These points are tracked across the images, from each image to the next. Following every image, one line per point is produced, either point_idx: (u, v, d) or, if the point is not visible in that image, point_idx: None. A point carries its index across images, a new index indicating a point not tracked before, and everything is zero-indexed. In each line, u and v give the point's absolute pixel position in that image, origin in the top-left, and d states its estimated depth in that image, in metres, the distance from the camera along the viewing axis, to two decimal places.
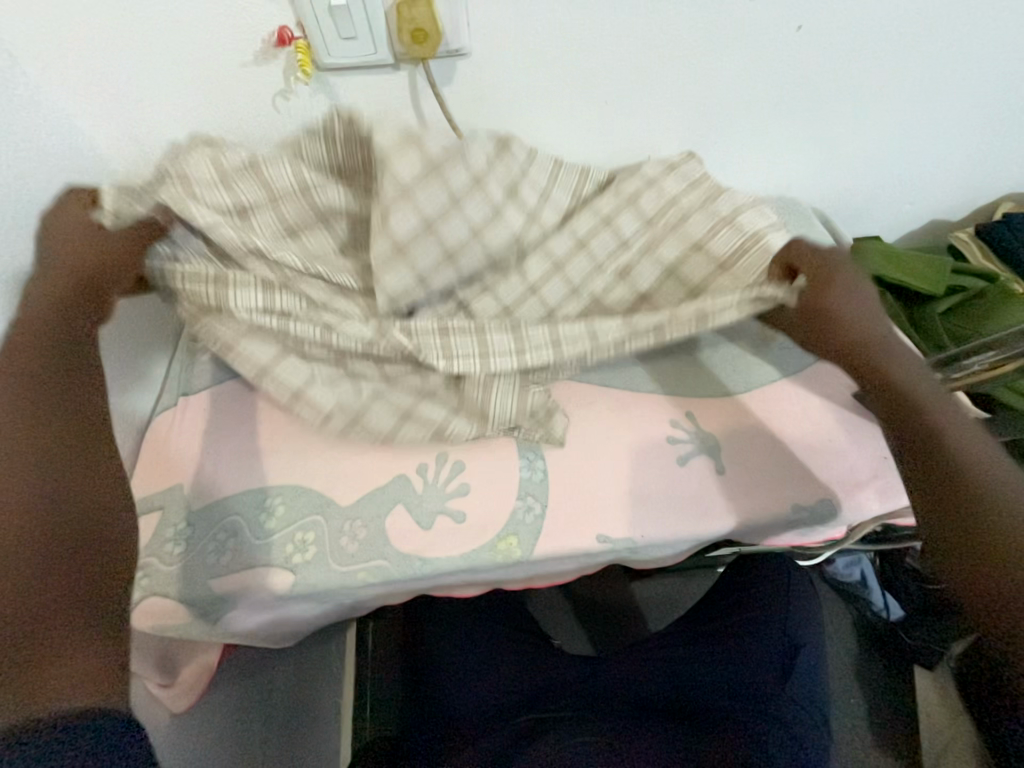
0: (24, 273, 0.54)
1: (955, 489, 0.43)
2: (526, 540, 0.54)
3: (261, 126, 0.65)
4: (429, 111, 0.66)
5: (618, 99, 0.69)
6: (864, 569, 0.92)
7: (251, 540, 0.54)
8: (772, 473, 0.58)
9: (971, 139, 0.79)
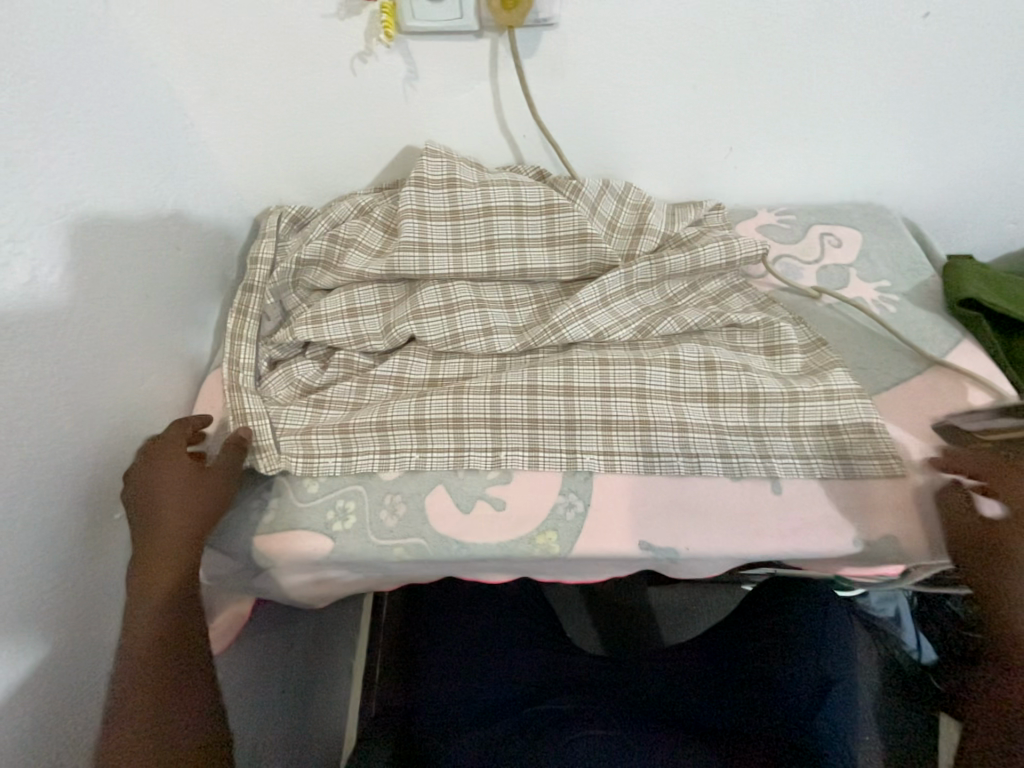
0: (87, 219, 0.52)
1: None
2: (566, 536, 0.53)
3: (336, 90, 0.64)
4: (507, 84, 0.64)
5: (708, 86, 0.65)
6: (899, 607, 0.92)
7: (293, 501, 0.55)
8: (830, 500, 0.55)
9: None
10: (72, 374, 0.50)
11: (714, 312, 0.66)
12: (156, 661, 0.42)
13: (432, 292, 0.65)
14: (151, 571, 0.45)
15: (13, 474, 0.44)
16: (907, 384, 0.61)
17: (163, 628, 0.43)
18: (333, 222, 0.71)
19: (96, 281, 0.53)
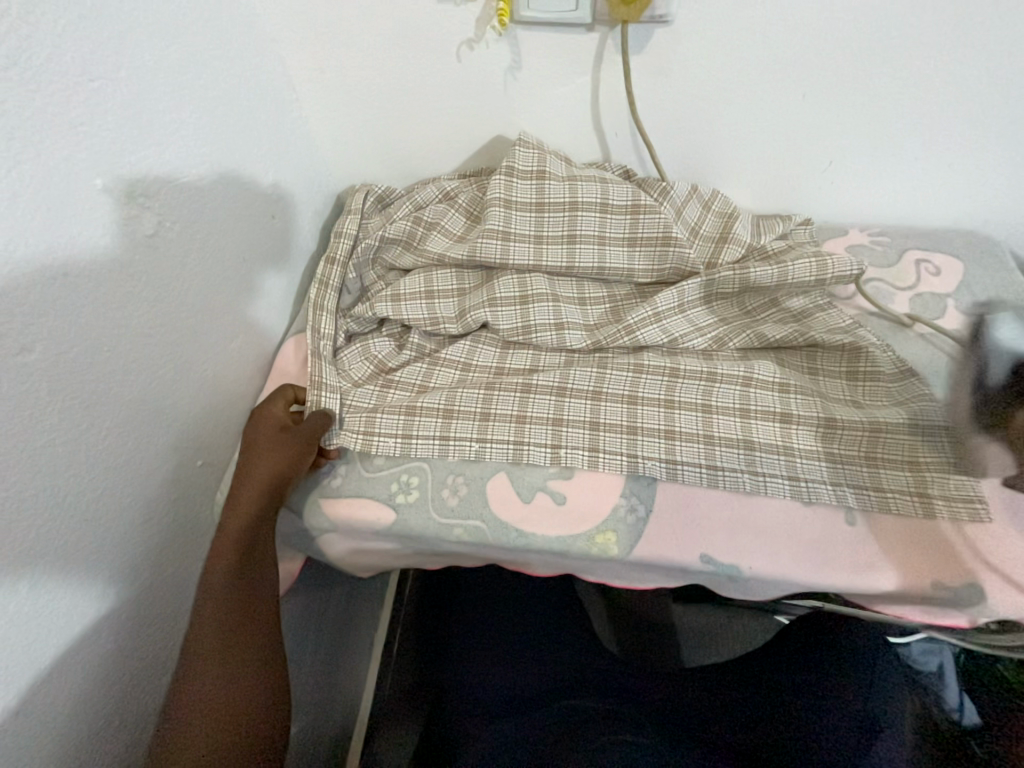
0: (179, 180, 0.50)
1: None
2: (625, 539, 0.53)
3: (439, 75, 0.65)
4: (609, 80, 0.63)
5: (819, 95, 0.62)
6: (943, 660, 0.77)
7: (361, 470, 0.57)
8: (907, 540, 0.52)
9: None
10: (169, 330, 0.51)
11: (795, 330, 0.64)
12: (234, 595, 0.46)
13: (508, 281, 0.66)
14: (230, 515, 0.48)
15: (107, 422, 0.45)
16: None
17: (243, 568, 0.47)
18: (417, 203, 0.72)
19: (191, 243, 0.52)
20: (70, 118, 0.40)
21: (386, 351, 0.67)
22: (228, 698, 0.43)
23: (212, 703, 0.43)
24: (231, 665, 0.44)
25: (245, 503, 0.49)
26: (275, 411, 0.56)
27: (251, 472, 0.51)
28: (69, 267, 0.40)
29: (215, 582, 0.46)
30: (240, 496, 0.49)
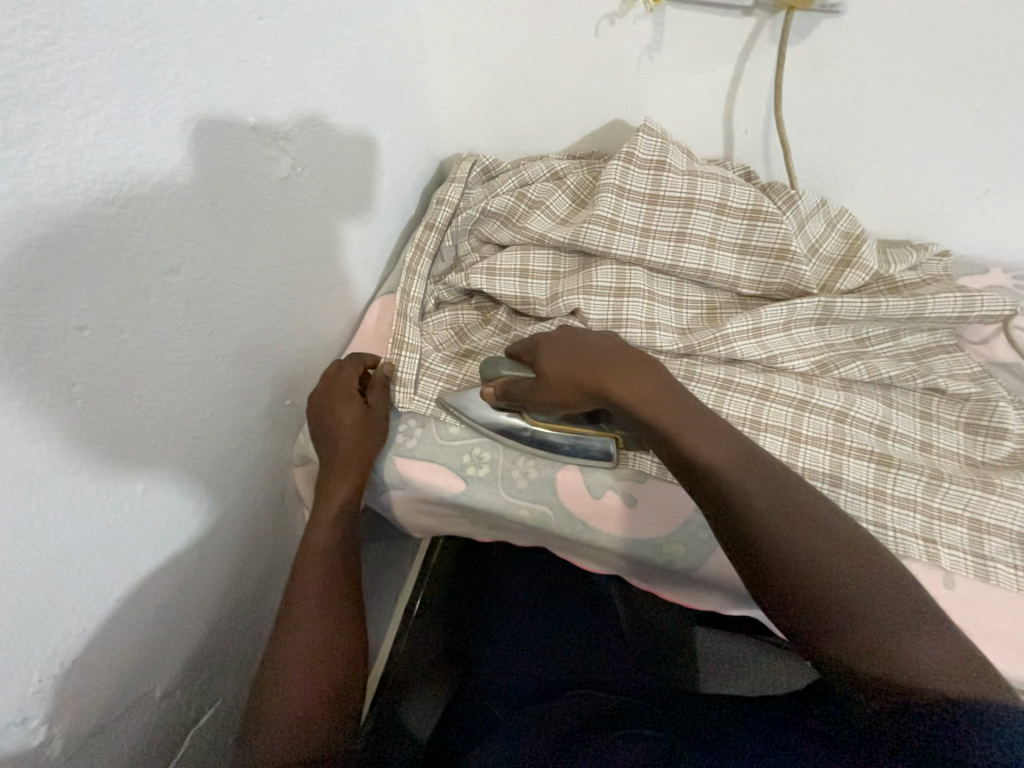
0: (311, 127, 0.51)
1: (843, 609, 0.40)
2: (694, 555, 0.51)
3: (572, 49, 0.63)
4: (754, 70, 0.59)
5: (996, 112, 0.55)
6: None
7: (434, 437, 0.58)
8: (1012, 617, 0.47)
9: None
10: (282, 273, 0.52)
11: (912, 369, 0.58)
12: (331, 557, 0.51)
13: (606, 271, 0.63)
14: (330, 483, 0.54)
15: (221, 353, 0.47)
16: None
17: (340, 535, 0.53)
18: (523, 179, 0.71)
19: (311, 190, 0.54)
20: (239, 53, 0.41)
21: (469, 324, 0.67)
22: (320, 652, 0.47)
23: (307, 653, 0.46)
24: (324, 621, 0.48)
25: (341, 473, 0.54)
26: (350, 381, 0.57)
27: (337, 443, 0.54)
28: (216, 195, 0.42)
29: (316, 543, 0.52)
30: (335, 467, 0.54)
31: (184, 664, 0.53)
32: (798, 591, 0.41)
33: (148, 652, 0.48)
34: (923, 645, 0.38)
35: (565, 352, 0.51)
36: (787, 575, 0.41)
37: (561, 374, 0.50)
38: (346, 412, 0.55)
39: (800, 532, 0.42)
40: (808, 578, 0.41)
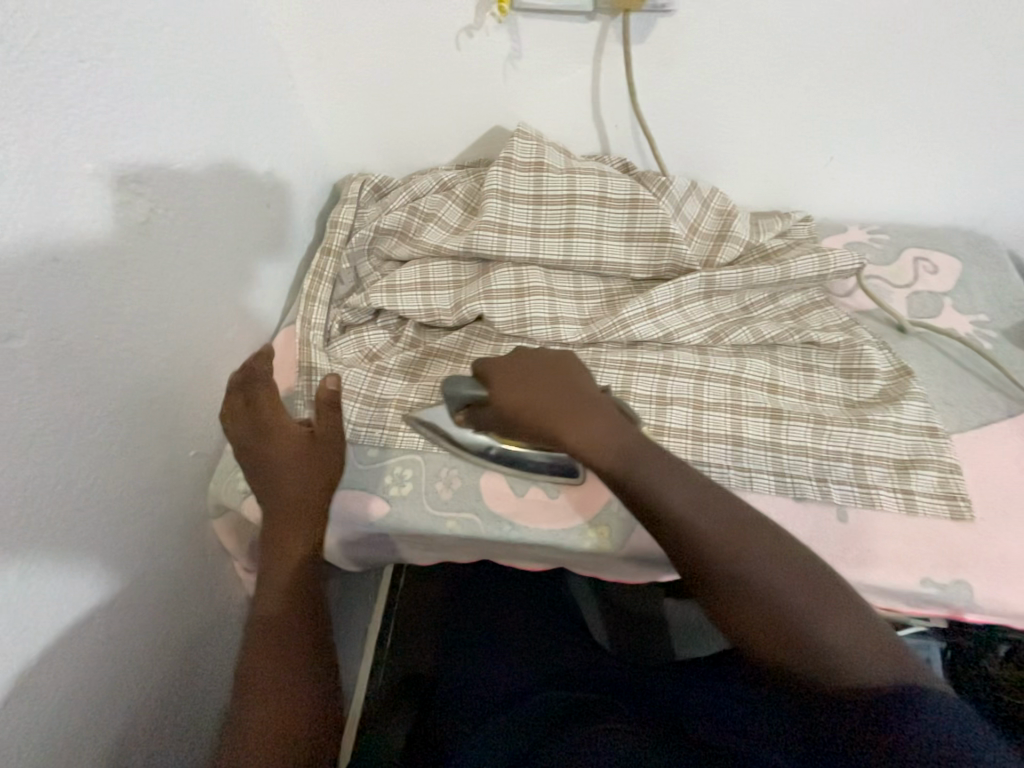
0: (170, 168, 0.49)
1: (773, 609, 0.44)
2: (618, 533, 0.53)
3: (439, 63, 0.64)
4: (609, 71, 0.62)
5: (821, 89, 0.62)
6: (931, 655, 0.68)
7: (354, 463, 0.57)
8: (899, 538, 0.52)
9: None
10: (159, 320, 0.50)
11: (791, 327, 0.64)
12: (292, 589, 0.51)
13: (504, 274, 0.65)
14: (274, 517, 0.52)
15: (97, 414, 0.44)
16: (993, 425, 0.57)
17: (299, 567, 0.51)
18: (415, 193, 0.71)
19: (182, 232, 0.52)
20: (61, 98, 0.39)
21: (379, 344, 0.66)
22: (281, 685, 0.47)
23: (270, 684, 0.47)
24: (287, 652, 0.48)
25: (286, 506, 0.52)
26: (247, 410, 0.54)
27: (260, 478, 0.52)
28: (58, 251, 0.40)
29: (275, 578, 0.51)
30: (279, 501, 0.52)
31: (109, 753, 0.49)
32: (756, 611, 0.44)
33: (59, 747, 0.45)
34: (854, 635, 0.42)
35: (516, 388, 0.54)
36: (715, 583, 0.45)
37: (512, 407, 0.53)
38: (257, 442, 0.52)
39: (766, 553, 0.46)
40: (762, 591, 0.44)
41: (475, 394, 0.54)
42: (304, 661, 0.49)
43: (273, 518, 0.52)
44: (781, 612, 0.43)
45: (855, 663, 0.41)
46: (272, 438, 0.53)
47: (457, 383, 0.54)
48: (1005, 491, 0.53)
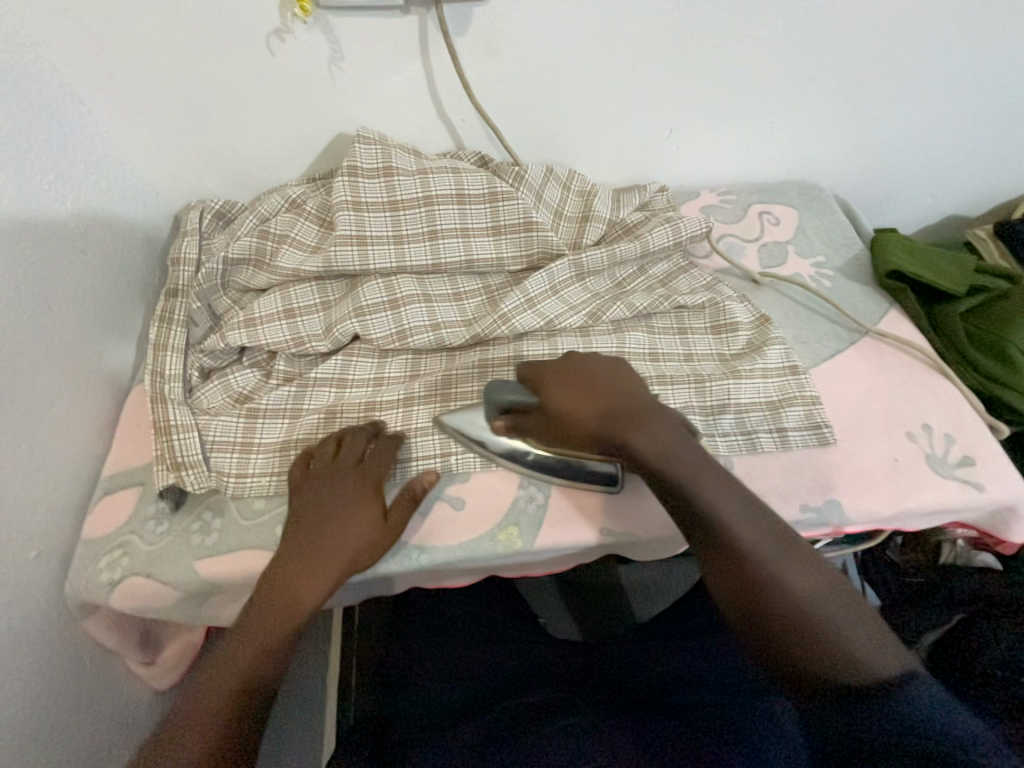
0: None
1: (776, 595, 0.42)
2: (528, 530, 0.52)
3: (256, 74, 0.59)
4: (440, 66, 0.61)
5: (645, 66, 0.65)
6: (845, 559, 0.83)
7: (238, 522, 0.52)
8: (780, 473, 0.56)
9: (989, 133, 0.79)
10: None
11: (662, 295, 0.67)
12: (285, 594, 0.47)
13: (374, 287, 0.62)
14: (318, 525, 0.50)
15: None
16: (843, 354, 0.64)
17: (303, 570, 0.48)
18: (263, 215, 0.66)
19: None
20: None
21: (250, 385, 0.60)
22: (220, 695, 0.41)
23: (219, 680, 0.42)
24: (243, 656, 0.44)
25: (323, 519, 0.50)
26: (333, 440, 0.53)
27: (319, 490, 0.51)
28: None
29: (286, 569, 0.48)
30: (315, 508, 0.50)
31: None
32: (770, 611, 0.41)
33: None
34: (859, 633, 0.40)
35: (571, 390, 0.51)
36: (721, 561, 0.44)
37: (564, 409, 0.50)
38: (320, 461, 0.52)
39: (784, 549, 0.44)
40: (777, 592, 0.42)
41: (523, 396, 0.51)
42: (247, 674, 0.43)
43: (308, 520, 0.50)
44: (794, 614, 0.41)
45: (850, 659, 0.38)
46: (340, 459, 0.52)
47: (501, 384, 0.52)
48: (857, 410, 0.59)
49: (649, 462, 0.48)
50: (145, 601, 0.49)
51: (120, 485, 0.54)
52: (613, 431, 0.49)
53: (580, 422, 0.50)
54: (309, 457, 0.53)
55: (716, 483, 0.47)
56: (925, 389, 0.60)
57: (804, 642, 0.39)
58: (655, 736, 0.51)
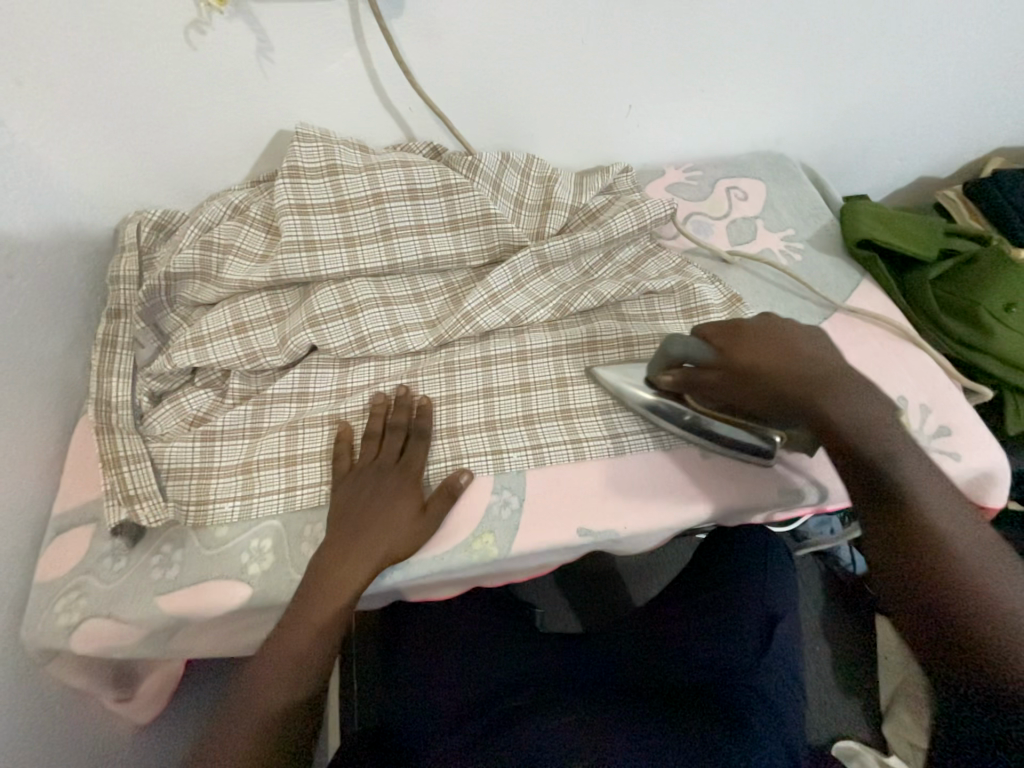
0: None
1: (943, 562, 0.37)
2: (503, 536, 0.51)
3: (179, 72, 0.55)
4: (377, 52, 0.57)
5: (595, 40, 0.61)
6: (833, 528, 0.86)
7: (200, 552, 0.50)
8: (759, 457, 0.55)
9: (954, 89, 0.77)
10: None
11: (630, 281, 0.64)
12: (328, 588, 0.46)
13: (328, 294, 0.59)
14: (362, 518, 0.49)
15: None
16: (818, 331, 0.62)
17: (349, 564, 0.47)
18: (206, 224, 0.62)
19: None
20: None
21: (205, 407, 0.57)
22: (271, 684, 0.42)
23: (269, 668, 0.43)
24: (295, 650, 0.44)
25: (366, 513, 0.49)
26: (373, 432, 0.53)
27: (360, 483, 0.50)
28: None
29: (330, 562, 0.47)
30: (360, 501, 0.49)
31: None
32: (921, 561, 0.38)
33: None
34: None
35: (762, 345, 0.49)
36: (882, 516, 0.41)
37: (746, 367, 0.48)
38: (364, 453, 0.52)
39: (943, 498, 0.41)
40: (934, 542, 0.38)
41: (700, 354, 0.49)
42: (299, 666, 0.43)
43: (350, 514, 0.49)
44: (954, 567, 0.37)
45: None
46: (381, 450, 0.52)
47: (682, 340, 0.49)
48: None
49: (852, 419, 0.45)
50: (107, 643, 0.47)
51: (74, 523, 0.51)
52: (807, 399, 0.46)
53: (774, 382, 0.47)
54: (347, 445, 0.52)
55: (874, 427, 0.44)
56: (899, 360, 0.60)
57: (979, 618, 0.35)
58: (639, 736, 0.52)
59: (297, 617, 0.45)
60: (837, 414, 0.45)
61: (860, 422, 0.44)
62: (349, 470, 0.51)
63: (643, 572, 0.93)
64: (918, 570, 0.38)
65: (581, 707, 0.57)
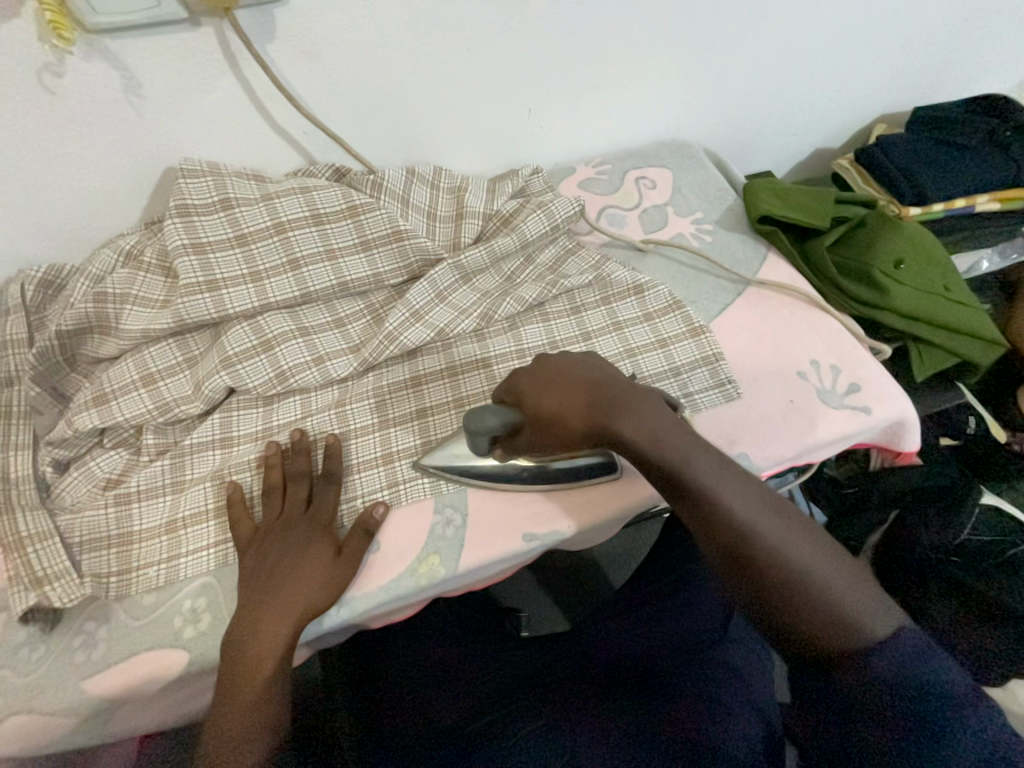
0: None
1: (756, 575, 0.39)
2: (450, 555, 0.50)
3: (38, 119, 0.51)
4: (256, 79, 0.55)
5: (482, 47, 0.61)
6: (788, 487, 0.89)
7: (126, 625, 0.46)
8: None
9: (831, 65, 0.82)
10: None
11: (551, 282, 0.64)
12: (251, 626, 0.44)
13: (240, 332, 0.56)
14: (271, 576, 0.46)
15: None
16: (713, 326, 0.63)
17: (266, 600, 0.45)
18: (97, 275, 0.58)
19: None
20: None
21: (119, 469, 0.53)
22: (232, 726, 0.42)
23: (223, 719, 0.42)
24: (244, 686, 0.43)
25: (273, 573, 0.46)
26: (270, 487, 0.50)
27: (262, 547, 0.47)
28: None
29: (249, 606, 0.45)
30: (267, 561, 0.47)
31: None
32: (752, 575, 0.39)
33: None
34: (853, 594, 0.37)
35: (552, 389, 0.47)
36: (702, 542, 0.41)
37: (552, 413, 0.47)
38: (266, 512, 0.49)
39: (755, 497, 0.41)
40: (753, 553, 0.39)
41: (509, 419, 0.48)
42: (253, 700, 0.43)
43: (259, 566, 0.47)
44: (778, 579, 0.38)
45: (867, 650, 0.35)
46: (282, 507, 0.49)
47: (478, 415, 0.47)
48: (750, 361, 0.61)
49: (636, 453, 0.43)
50: (33, 741, 0.43)
51: None
52: (603, 424, 0.44)
53: (563, 423, 0.46)
54: (243, 507, 0.49)
55: (661, 444, 0.42)
56: (810, 325, 0.63)
57: (810, 626, 0.37)
58: (614, 733, 0.52)
59: (240, 668, 0.43)
60: (643, 432, 0.43)
61: (643, 440, 0.43)
62: (247, 534, 0.48)
63: (616, 559, 0.94)
64: (747, 581, 0.39)
65: (555, 707, 0.57)
